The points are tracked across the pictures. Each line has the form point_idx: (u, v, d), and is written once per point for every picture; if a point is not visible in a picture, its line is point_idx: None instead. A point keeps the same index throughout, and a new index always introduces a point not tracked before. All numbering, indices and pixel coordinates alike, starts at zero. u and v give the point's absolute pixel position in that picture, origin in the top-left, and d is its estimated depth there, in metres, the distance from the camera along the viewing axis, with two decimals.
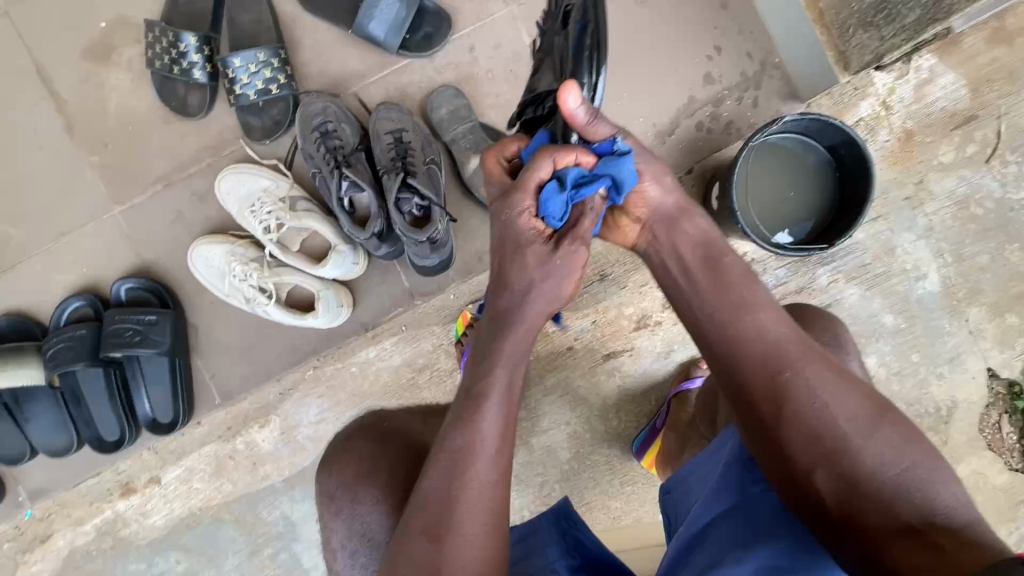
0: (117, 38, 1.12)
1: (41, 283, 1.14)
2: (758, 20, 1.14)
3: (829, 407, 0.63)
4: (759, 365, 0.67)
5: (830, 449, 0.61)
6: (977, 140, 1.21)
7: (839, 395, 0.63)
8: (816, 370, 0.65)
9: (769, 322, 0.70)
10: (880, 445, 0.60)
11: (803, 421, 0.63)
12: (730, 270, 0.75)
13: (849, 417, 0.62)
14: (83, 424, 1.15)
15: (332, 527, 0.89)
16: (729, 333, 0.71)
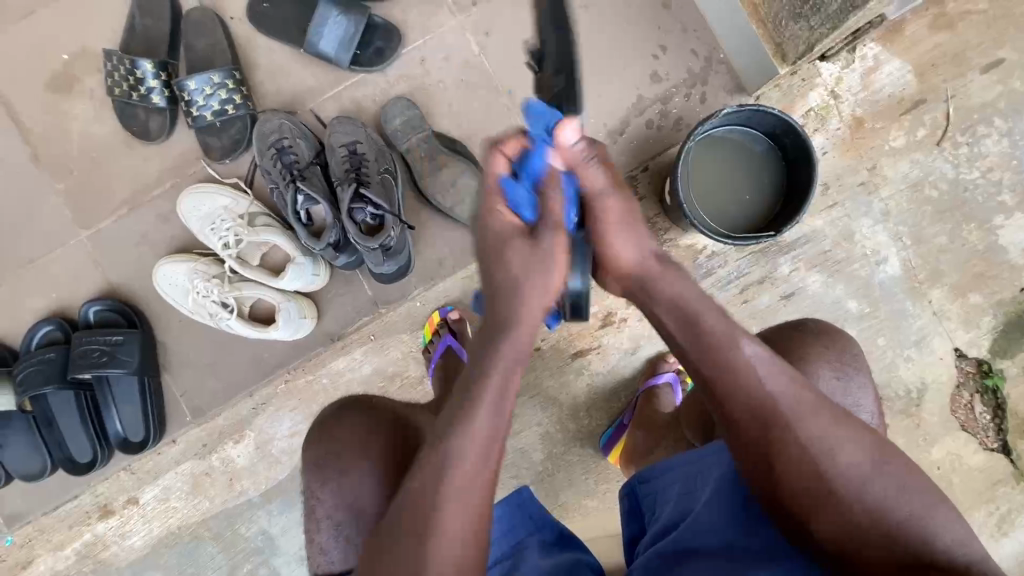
0: (79, 68, 1.16)
1: (12, 310, 1.16)
2: (700, 18, 1.16)
3: (826, 456, 0.61)
4: (756, 414, 0.64)
5: (827, 497, 0.60)
6: (927, 124, 1.23)
7: (842, 444, 0.61)
8: (813, 423, 0.62)
9: (768, 365, 0.65)
10: (877, 493, 0.60)
11: (799, 470, 0.61)
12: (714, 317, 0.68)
13: (847, 467, 0.61)
14: (55, 447, 1.16)
15: (319, 498, 0.81)
16: (721, 382, 0.66)
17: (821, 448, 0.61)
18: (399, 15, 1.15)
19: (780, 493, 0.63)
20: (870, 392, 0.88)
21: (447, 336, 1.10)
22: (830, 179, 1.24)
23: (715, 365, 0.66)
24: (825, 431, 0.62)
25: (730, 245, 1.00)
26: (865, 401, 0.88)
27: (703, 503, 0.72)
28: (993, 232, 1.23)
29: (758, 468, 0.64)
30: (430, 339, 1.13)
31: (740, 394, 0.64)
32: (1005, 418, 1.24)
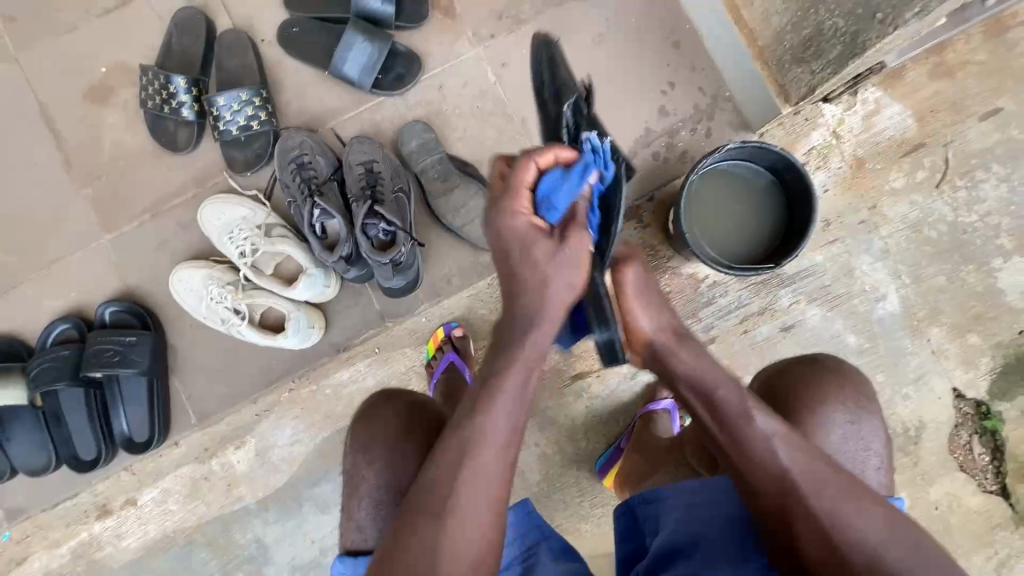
0: (115, 81, 1.22)
1: (31, 308, 1.20)
2: (708, 57, 1.21)
3: (843, 529, 0.61)
4: (770, 496, 0.65)
5: (847, 572, 0.59)
6: (926, 167, 1.26)
7: (861, 511, 0.62)
8: (830, 491, 0.63)
9: (774, 447, 0.66)
10: (894, 563, 0.58)
11: (816, 546, 0.61)
12: (727, 404, 0.70)
13: (874, 533, 0.60)
14: (62, 444, 1.19)
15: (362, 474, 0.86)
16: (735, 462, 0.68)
17: (841, 518, 0.61)
18: (420, 44, 1.21)
19: (803, 569, 0.61)
20: (882, 437, 0.85)
21: (449, 353, 1.14)
22: (831, 216, 1.27)
23: (731, 445, 0.69)
24: (839, 500, 0.63)
25: (730, 275, 1.02)
26: (874, 446, 0.86)
27: (709, 537, 0.68)
28: (992, 274, 1.26)
29: (774, 544, 0.64)
30: (433, 354, 1.16)
31: (755, 474, 0.66)
32: (1003, 461, 1.24)
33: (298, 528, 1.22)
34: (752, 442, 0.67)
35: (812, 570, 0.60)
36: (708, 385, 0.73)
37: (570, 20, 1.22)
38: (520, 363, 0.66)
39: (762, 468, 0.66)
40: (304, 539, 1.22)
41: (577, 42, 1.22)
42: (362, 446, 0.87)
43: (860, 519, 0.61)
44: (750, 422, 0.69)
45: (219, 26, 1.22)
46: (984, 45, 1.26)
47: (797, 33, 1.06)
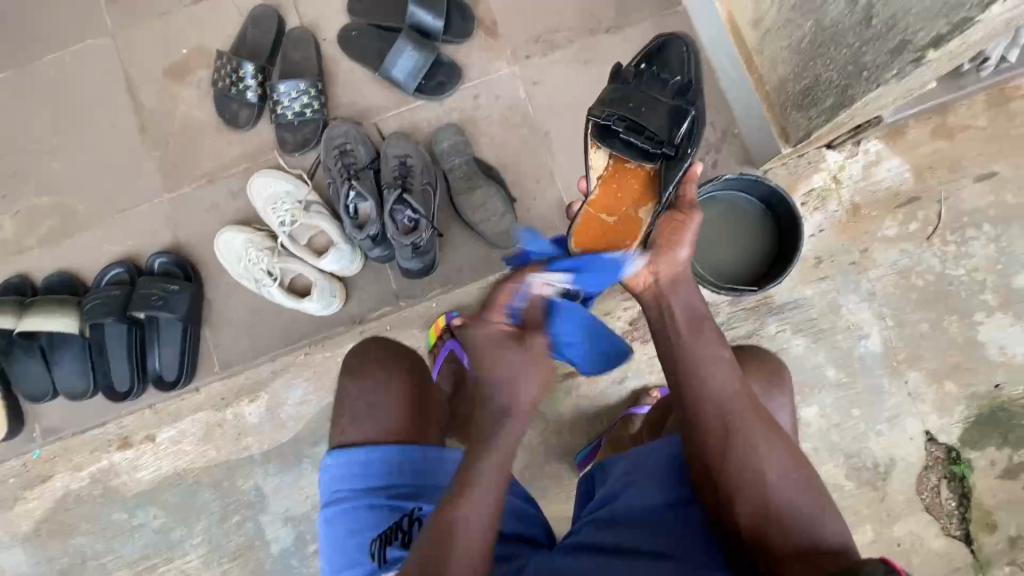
0: (192, 61, 1.38)
1: (90, 251, 1.35)
2: (722, 96, 1.32)
3: (754, 463, 0.74)
4: (714, 420, 0.77)
5: (756, 488, 0.73)
6: (919, 219, 1.34)
7: (769, 447, 0.75)
8: (753, 427, 0.76)
9: (724, 379, 0.79)
10: (782, 493, 0.73)
11: (741, 472, 0.74)
12: (705, 329, 0.84)
13: (771, 465, 0.74)
14: (101, 373, 1.29)
15: (347, 388, 0.93)
16: (689, 385, 0.80)
17: (753, 446, 0.75)
18: (462, 57, 1.35)
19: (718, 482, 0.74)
20: (788, 413, 0.97)
21: (449, 341, 1.20)
22: (823, 254, 1.35)
23: (685, 369, 0.82)
24: (757, 436, 0.76)
25: (714, 290, 1.12)
26: (781, 417, 0.97)
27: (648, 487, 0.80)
28: (973, 326, 1.32)
29: (698, 456, 0.77)
30: (435, 341, 1.24)
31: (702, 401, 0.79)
32: (969, 508, 1.28)
33: (296, 481, 1.37)
34: (710, 377, 0.80)
35: (732, 486, 0.73)
36: (692, 308, 0.87)
37: (599, 51, 1.35)
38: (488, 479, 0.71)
39: (715, 398, 0.78)
40: (300, 492, 1.37)
41: (604, 70, 1.35)
42: (350, 367, 0.94)
43: (764, 454, 0.75)
44: (712, 353, 0.81)
45: (288, 24, 1.38)
46: (986, 111, 1.34)
47: (796, 82, 1.09)
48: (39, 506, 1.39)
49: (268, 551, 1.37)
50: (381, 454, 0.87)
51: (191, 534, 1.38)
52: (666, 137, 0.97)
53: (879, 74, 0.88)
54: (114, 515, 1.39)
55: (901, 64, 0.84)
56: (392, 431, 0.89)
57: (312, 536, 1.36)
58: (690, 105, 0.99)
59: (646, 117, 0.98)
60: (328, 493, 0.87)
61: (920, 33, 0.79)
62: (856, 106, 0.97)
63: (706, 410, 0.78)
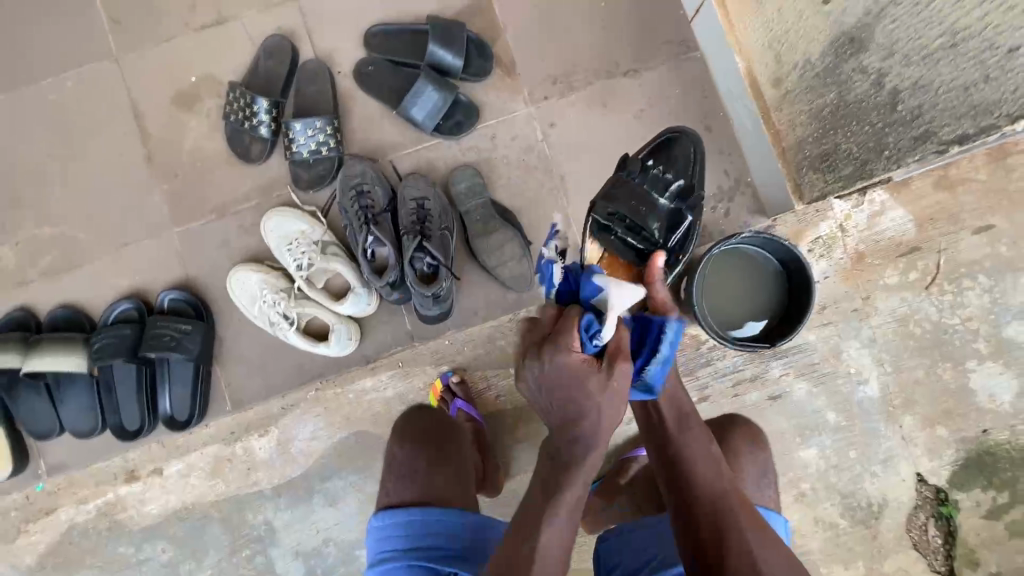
0: (202, 90, 1.34)
1: (95, 284, 1.32)
2: (736, 145, 1.34)
3: (751, 548, 0.75)
4: (706, 504, 0.82)
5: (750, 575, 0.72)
6: (919, 269, 1.39)
7: (762, 536, 0.77)
8: (746, 517, 0.80)
9: (716, 474, 0.85)
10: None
11: (737, 557, 0.74)
12: (694, 427, 0.90)
13: (765, 551, 0.75)
14: (110, 411, 1.28)
15: (393, 451, 1.03)
16: (680, 464, 0.87)
17: (746, 534, 0.77)
18: (480, 96, 1.34)
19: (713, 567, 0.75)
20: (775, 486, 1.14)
21: (455, 400, 1.28)
22: (826, 301, 1.39)
23: (678, 461, 0.87)
24: (751, 526, 0.78)
25: (726, 346, 1.14)
26: (767, 484, 1.13)
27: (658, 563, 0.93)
28: (966, 373, 1.37)
29: (692, 540, 0.80)
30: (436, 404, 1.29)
31: (691, 480, 0.85)
32: (954, 545, 1.35)
33: (307, 515, 1.37)
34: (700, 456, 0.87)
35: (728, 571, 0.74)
36: (682, 405, 0.91)
37: (616, 94, 1.35)
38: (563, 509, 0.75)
39: (703, 477, 0.85)
40: (311, 527, 1.38)
41: (622, 114, 1.35)
42: (396, 438, 1.06)
43: (758, 541, 0.76)
44: (704, 449, 0.88)
45: (301, 55, 1.35)
46: (987, 166, 1.38)
47: (814, 145, 1.11)
48: (43, 539, 1.38)
49: None
50: (421, 514, 0.90)
51: (200, 567, 1.39)
52: (660, 237, 1.04)
53: (902, 156, 0.92)
54: (121, 549, 1.38)
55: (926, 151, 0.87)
56: (431, 490, 0.95)
57: (322, 571, 1.37)
58: (690, 210, 1.06)
59: (646, 220, 1.03)
60: (373, 555, 0.90)
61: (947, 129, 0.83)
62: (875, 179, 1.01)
63: (701, 499, 0.82)
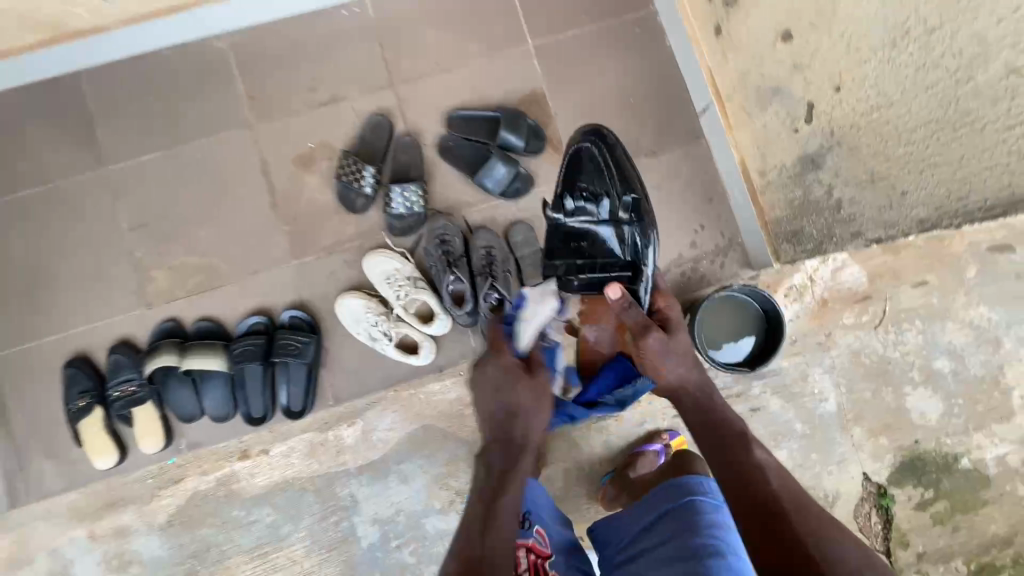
0: (317, 154, 1.72)
1: (230, 302, 1.69)
2: (731, 213, 1.73)
3: (802, 515, 1.00)
4: (765, 490, 1.04)
5: (808, 534, 0.98)
6: (870, 313, 1.78)
7: (803, 503, 1.03)
8: (789, 489, 1.05)
9: (762, 463, 1.08)
10: (826, 532, 0.98)
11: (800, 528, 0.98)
12: (733, 424, 1.14)
13: (809, 513, 1.01)
14: (241, 402, 1.67)
15: None
16: (735, 462, 1.08)
17: (794, 504, 1.03)
18: (534, 167, 1.73)
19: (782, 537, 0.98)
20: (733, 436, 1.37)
21: None
22: (797, 335, 1.78)
23: (733, 461, 1.08)
24: (795, 496, 1.04)
25: (717, 369, 1.53)
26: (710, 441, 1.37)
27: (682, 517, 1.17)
28: (903, 395, 1.76)
29: (759, 523, 1.00)
30: None
31: (755, 485, 1.05)
32: (890, 529, 1.74)
33: (384, 490, 1.73)
34: (760, 466, 1.07)
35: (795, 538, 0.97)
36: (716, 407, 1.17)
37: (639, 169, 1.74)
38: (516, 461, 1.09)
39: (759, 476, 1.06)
40: (386, 499, 1.73)
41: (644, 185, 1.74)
42: None
43: (803, 508, 1.02)
44: (749, 447, 1.10)
45: (396, 129, 1.73)
46: None
47: (786, 223, 1.52)
48: (172, 502, 1.72)
49: (357, 544, 1.73)
50: None
51: (297, 529, 1.73)
52: (625, 254, 1.35)
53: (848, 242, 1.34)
54: (234, 512, 1.73)
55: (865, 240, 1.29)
56: None
57: (395, 535, 1.73)
58: (633, 219, 1.36)
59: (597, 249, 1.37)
60: None
61: None
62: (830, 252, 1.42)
63: (757, 487, 1.04)
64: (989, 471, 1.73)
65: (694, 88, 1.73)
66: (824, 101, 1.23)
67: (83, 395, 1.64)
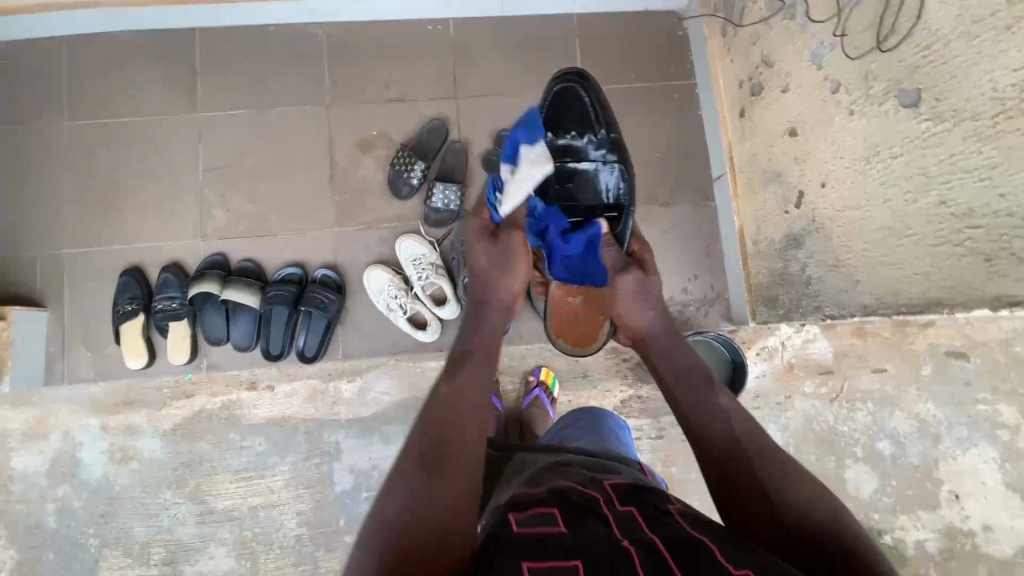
0: (378, 141, 1.97)
1: (275, 252, 1.93)
2: (723, 270, 1.95)
3: (761, 457, 0.93)
4: (728, 438, 0.97)
5: (771, 480, 0.89)
6: (829, 384, 1.95)
7: (767, 443, 0.96)
8: (754, 433, 0.97)
9: (724, 409, 1.02)
10: (793, 482, 0.88)
11: (760, 472, 0.91)
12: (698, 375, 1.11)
13: (775, 456, 0.93)
14: (263, 338, 1.91)
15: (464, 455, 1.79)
16: (694, 413, 1.03)
17: (759, 446, 0.95)
18: None
19: (739, 484, 0.90)
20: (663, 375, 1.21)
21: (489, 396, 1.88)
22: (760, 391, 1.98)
23: (690, 408, 1.05)
24: (757, 436, 0.97)
25: None
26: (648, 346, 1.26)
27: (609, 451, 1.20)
28: (845, 467, 1.92)
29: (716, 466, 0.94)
30: None
31: (712, 427, 1.00)
32: None
33: (367, 446, 1.89)
34: (717, 409, 1.02)
35: (752, 481, 0.90)
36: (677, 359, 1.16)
37: (651, 215, 1.96)
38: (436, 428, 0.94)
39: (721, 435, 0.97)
40: (366, 454, 1.89)
41: (654, 230, 1.96)
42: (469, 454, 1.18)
43: (767, 446, 0.95)
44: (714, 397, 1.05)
45: (450, 134, 1.97)
46: None
47: (767, 288, 1.74)
48: (178, 414, 1.89)
49: (331, 489, 1.88)
50: None
51: (282, 463, 1.89)
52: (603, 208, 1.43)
53: (822, 309, 1.50)
54: (231, 435, 1.89)
55: (842, 310, 1.44)
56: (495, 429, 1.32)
57: (366, 488, 1.87)
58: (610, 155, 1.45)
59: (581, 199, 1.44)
60: None
61: (849, 302, 1.41)
62: (805, 319, 1.57)
63: (719, 432, 0.98)
64: (908, 552, 1.78)
65: (714, 155, 1.96)
66: (810, 192, 1.46)
67: (132, 300, 1.88)
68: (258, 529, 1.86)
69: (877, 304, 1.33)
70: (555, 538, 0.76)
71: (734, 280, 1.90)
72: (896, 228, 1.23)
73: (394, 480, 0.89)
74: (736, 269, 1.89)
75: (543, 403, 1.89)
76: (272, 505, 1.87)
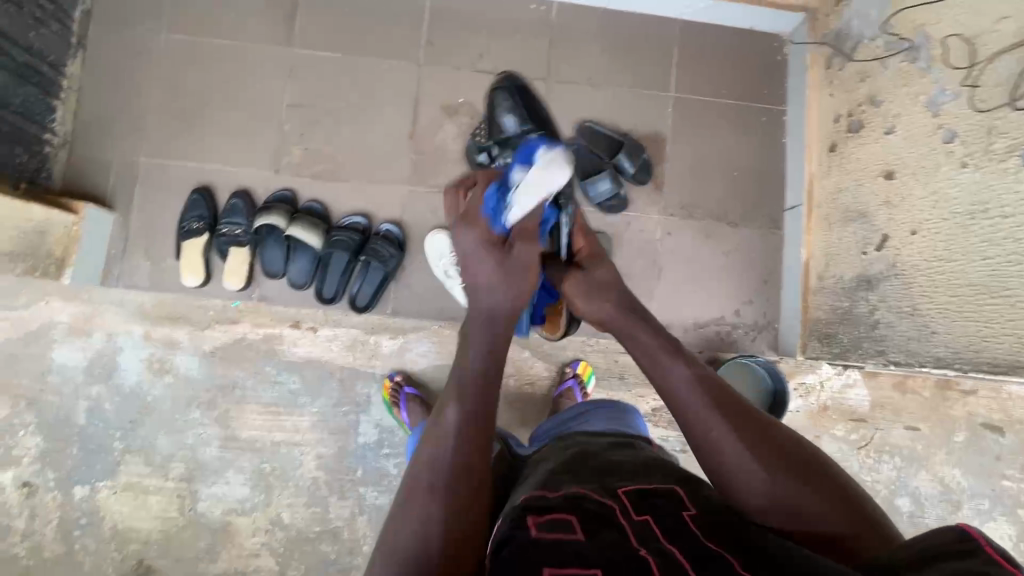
0: (462, 109, 1.97)
1: (343, 198, 1.95)
2: (777, 300, 1.95)
3: (739, 430, 0.95)
4: (717, 423, 0.96)
5: (761, 452, 0.92)
6: None
7: (740, 411, 0.99)
8: (727, 405, 0.99)
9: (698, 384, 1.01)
10: (774, 442, 0.94)
11: (750, 450, 0.92)
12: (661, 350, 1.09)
13: (751, 423, 0.97)
14: (319, 280, 1.94)
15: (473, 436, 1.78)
16: (681, 407, 1.00)
17: (741, 417, 0.97)
18: (632, 193, 1.95)
19: (745, 477, 0.91)
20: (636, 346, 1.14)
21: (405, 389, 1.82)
22: None
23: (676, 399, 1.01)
24: (729, 408, 0.99)
25: None
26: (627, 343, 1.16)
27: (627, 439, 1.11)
28: None
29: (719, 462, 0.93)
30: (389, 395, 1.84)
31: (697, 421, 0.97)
32: None
33: None
34: (679, 389, 1.01)
35: (756, 462, 0.91)
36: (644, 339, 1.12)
37: (717, 232, 1.96)
38: (443, 425, 0.97)
39: (723, 450, 0.93)
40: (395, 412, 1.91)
41: (716, 247, 1.96)
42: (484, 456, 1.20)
43: (742, 414, 0.99)
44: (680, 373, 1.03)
45: None
46: None
47: (824, 326, 1.76)
48: (220, 337, 1.91)
49: (355, 439, 1.90)
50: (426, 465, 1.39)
51: (312, 405, 1.91)
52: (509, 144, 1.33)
53: (888, 357, 1.51)
54: (267, 368, 1.91)
55: (914, 359, 1.44)
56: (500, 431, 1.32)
57: (389, 444, 1.90)
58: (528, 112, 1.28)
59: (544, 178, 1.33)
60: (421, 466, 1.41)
61: (925, 355, 1.42)
62: (866, 364, 1.58)
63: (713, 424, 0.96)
64: None
65: (791, 185, 1.95)
66: (895, 237, 1.48)
67: (198, 219, 1.91)
68: (277, 464, 1.88)
69: (956, 359, 1.33)
70: (572, 545, 0.70)
71: (788, 311, 1.90)
72: (998, 279, 1.24)
73: (411, 484, 0.93)
74: (792, 300, 1.89)
75: (575, 393, 1.89)
76: (295, 444, 1.89)
